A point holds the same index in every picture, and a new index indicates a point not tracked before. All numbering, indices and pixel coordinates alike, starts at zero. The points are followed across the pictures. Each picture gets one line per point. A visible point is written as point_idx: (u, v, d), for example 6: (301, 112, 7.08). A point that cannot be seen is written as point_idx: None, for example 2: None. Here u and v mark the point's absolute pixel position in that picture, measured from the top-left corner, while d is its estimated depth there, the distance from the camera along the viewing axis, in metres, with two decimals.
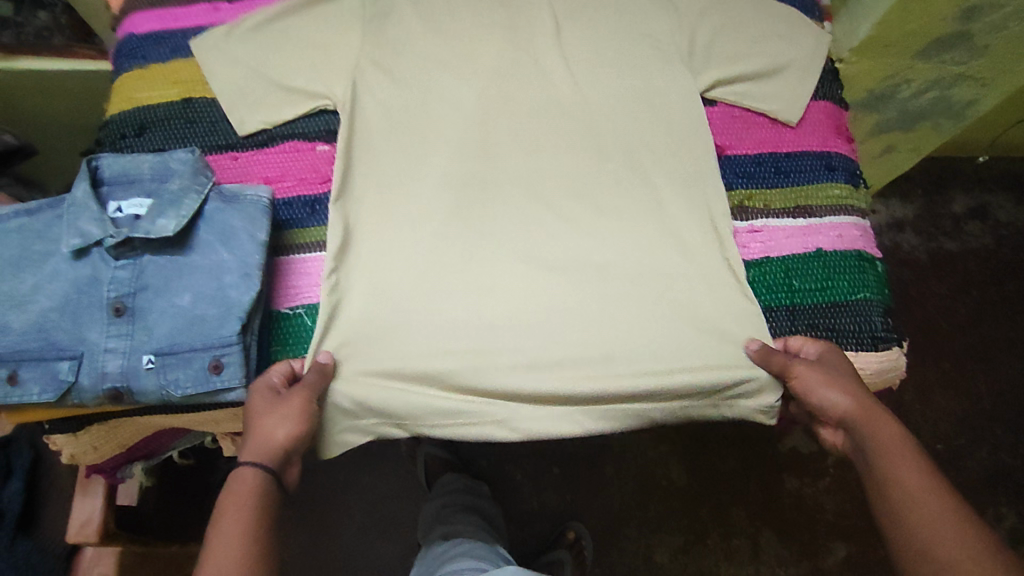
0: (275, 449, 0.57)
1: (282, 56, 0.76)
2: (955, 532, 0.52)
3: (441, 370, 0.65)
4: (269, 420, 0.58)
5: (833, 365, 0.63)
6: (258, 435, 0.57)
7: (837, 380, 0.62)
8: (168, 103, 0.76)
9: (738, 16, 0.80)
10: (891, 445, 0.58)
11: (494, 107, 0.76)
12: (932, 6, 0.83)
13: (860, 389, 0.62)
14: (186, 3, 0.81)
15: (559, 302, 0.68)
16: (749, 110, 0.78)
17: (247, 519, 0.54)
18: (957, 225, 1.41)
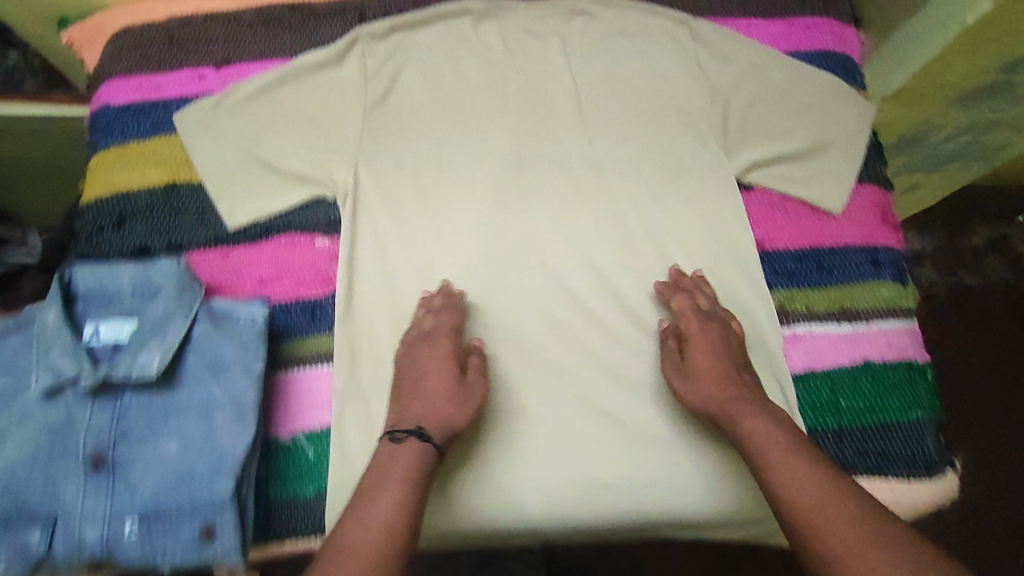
0: (439, 420, 0.54)
1: (277, 135, 0.69)
2: (805, 472, 0.48)
3: (481, 515, 0.59)
4: (439, 390, 0.56)
5: (699, 359, 0.58)
6: (423, 403, 0.55)
7: (699, 355, 0.58)
8: (151, 189, 0.69)
9: (774, 86, 0.73)
10: (759, 429, 0.52)
11: (510, 190, 0.70)
12: (972, 62, 0.75)
13: (722, 370, 0.57)
14: (166, 68, 0.72)
15: (592, 425, 0.62)
16: (790, 197, 0.70)
17: (409, 479, 0.49)
18: (979, 260, 1.30)
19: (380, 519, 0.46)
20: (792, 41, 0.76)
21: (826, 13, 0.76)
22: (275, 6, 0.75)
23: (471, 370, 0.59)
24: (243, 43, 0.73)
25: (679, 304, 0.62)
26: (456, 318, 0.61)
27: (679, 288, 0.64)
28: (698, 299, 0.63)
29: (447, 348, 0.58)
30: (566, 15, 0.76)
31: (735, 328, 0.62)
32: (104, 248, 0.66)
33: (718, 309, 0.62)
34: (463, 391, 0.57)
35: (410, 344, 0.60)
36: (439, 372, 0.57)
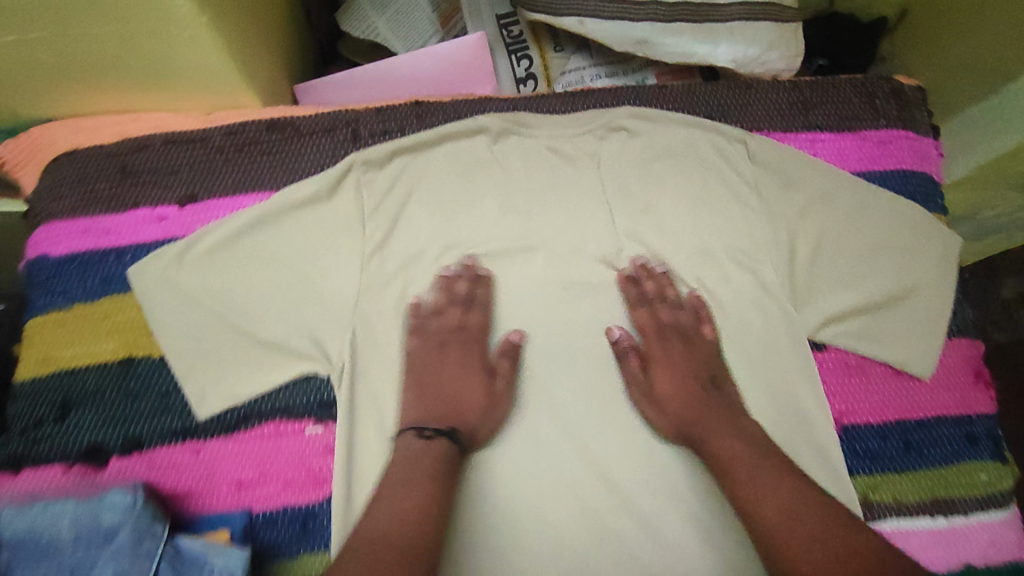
0: (458, 415, 0.56)
1: (264, 295, 0.58)
2: (770, 483, 0.50)
3: None
4: (467, 392, 0.57)
5: (666, 388, 0.58)
6: (449, 399, 0.57)
7: (655, 375, 0.59)
8: (102, 366, 0.56)
9: (847, 219, 0.62)
10: (729, 445, 0.53)
11: (542, 350, 0.60)
12: None
13: (684, 391, 0.57)
14: (118, 207, 0.59)
15: None
16: (868, 357, 0.60)
17: (423, 483, 0.50)
18: None
19: (403, 510, 0.47)
20: (863, 159, 0.64)
21: (901, 124, 0.65)
22: (249, 121, 0.62)
23: (499, 377, 0.58)
24: (212, 172, 0.60)
25: (638, 317, 0.61)
26: (479, 330, 0.60)
27: (643, 299, 0.61)
28: (660, 313, 0.61)
29: (473, 355, 0.59)
30: (598, 130, 0.64)
31: (707, 332, 0.60)
32: (43, 448, 0.54)
33: (682, 321, 0.60)
34: (482, 396, 0.57)
35: (423, 355, 0.58)
36: (458, 389, 0.57)
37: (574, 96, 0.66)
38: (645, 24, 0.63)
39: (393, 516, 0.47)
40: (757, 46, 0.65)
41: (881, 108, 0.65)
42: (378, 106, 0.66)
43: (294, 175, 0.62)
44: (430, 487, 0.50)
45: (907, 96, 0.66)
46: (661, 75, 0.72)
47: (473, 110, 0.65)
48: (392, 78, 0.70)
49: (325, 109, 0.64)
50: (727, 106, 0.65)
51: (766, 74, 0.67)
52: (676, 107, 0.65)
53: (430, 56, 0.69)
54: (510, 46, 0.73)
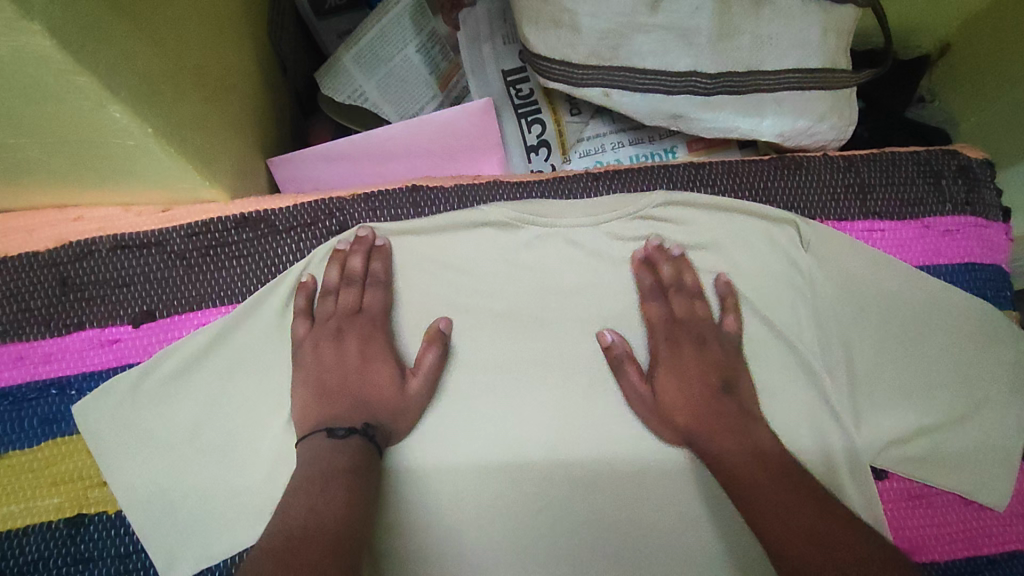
0: (369, 406, 0.49)
1: (240, 430, 0.50)
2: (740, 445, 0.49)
3: None
4: (373, 384, 0.50)
5: (669, 395, 0.51)
6: (349, 400, 0.49)
7: (660, 391, 0.52)
8: (42, 525, 0.47)
9: (906, 321, 0.56)
10: (730, 447, 0.49)
11: (565, 471, 0.52)
12: None
13: (694, 405, 0.51)
14: (57, 328, 0.50)
15: None
16: (940, 486, 0.53)
17: (318, 480, 0.44)
18: None
19: (308, 509, 0.42)
20: (927, 250, 0.58)
21: (969, 210, 0.59)
22: (214, 218, 0.52)
23: (417, 374, 0.51)
24: (172, 282, 0.52)
25: (649, 311, 0.54)
26: (380, 310, 0.52)
27: (658, 288, 0.55)
28: (676, 307, 0.54)
29: (378, 338, 0.52)
30: (623, 219, 0.56)
31: (728, 326, 0.54)
32: None
33: (699, 315, 0.54)
34: (395, 389, 0.50)
35: (316, 347, 0.51)
36: (365, 378, 0.50)
37: (596, 179, 0.57)
38: (682, 96, 0.56)
39: (299, 517, 0.41)
40: (806, 118, 0.57)
41: (947, 191, 0.59)
42: (366, 191, 0.56)
43: (271, 282, 0.53)
44: (318, 481, 0.44)
45: (975, 173, 0.59)
46: (692, 142, 0.64)
47: (474, 197, 0.56)
48: (385, 151, 0.60)
49: (305, 197, 0.54)
50: (775, 187, 0.57)
51: (815, 146, 0.60)
52: (716, 189, 0.57)
53: (428, 125, 0.59)
54: (520, 108, 0.64)
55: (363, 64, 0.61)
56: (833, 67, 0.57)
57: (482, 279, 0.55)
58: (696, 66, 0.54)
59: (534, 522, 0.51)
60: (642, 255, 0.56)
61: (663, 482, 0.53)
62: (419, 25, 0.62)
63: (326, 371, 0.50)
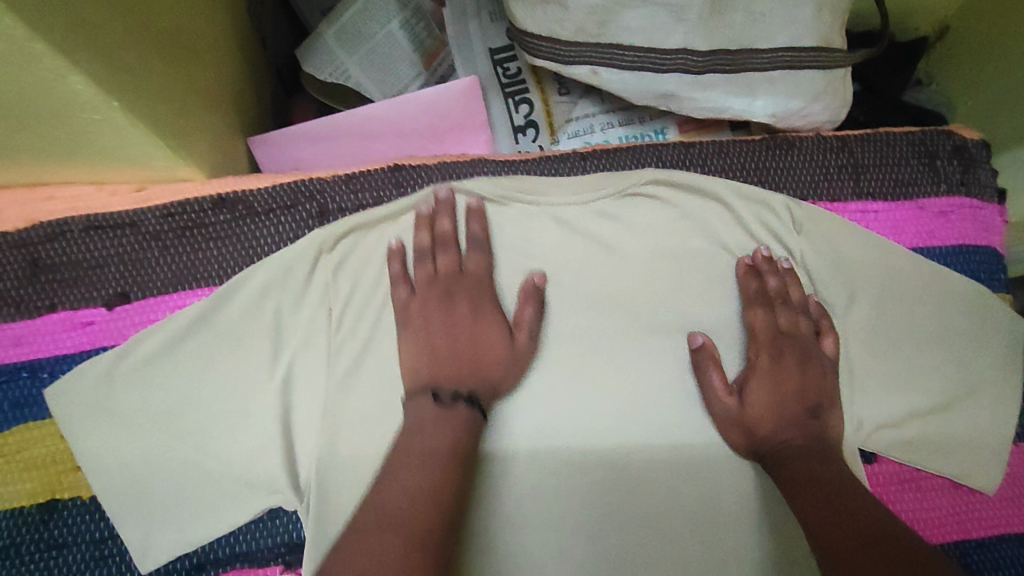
0: (485, 370, 0.49)
1: (215, 415, 0.49)
2: (828, 462, 0.47)
3: None
4: (478, 329, 0.49)
5: (757, 395, 0.50)
6: (429, 354, 0.49)
7: (747, 388, 0.51)
8: (14, 511, 0.46)
9: (900, 306, 0.55)
10: (808, 464, 0.47)
11: (552, 458, 0.51)
12: None
13: (781, 408, 0.50)
14: (28, 311, 0.49)
15: None
16: (929, 471, 0.52)
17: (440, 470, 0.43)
18: None
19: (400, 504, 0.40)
20: (921, 232, 0.57)
21: (964, 190, 0.58)
22: (191, 198, 0.51)
23: (522, 330, 0.51)
24: (147, 264, 0.50)
25: (754, 317, 0.52)
26: (483, 272, 0.52)
27: (764, 297, 0.53)
28: (780, 317, 0.52)
29: (487, 300, 0.51)
30: (611, 198, 0.55)
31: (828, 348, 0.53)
32: None
33: (804, 332, 0.52)
34: (505, 343, 0.50)
35: (422, 306, 0.50)
36: (473, 347, 0.49)
37: (585, 158, 0.56)
38: (672, 75, 0.54)
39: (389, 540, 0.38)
40: (799, 98, 0.56)
41: (941, 172, 0.58)
42: (349, 171, 0.54)
43: (250, 265, 0.51)
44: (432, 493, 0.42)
45: (970, 153, 0.59)
46: (683, 124, 0.63)
47: (460, 175, 0.55)
48: (369, 131, 0.59)
49: (285, 178, 0.53)
50: (766, 168, 0.56)
51: (808, 128, 0.58)
52: (705, 171, 0.56)
53: (413, 105, 0.58)
54: (507, 88, 0.62)
55: (346, 41, 0.59)
56: (829, 46, 0.55)
57: None
58: (686, 43, 0.53)
59: (521, 506, 0.50)
60: (636, 236, 0.55)
61: (655, 472, 0.52)
62: (403, 1, 0.60)
63: (431, 336, 0.49)
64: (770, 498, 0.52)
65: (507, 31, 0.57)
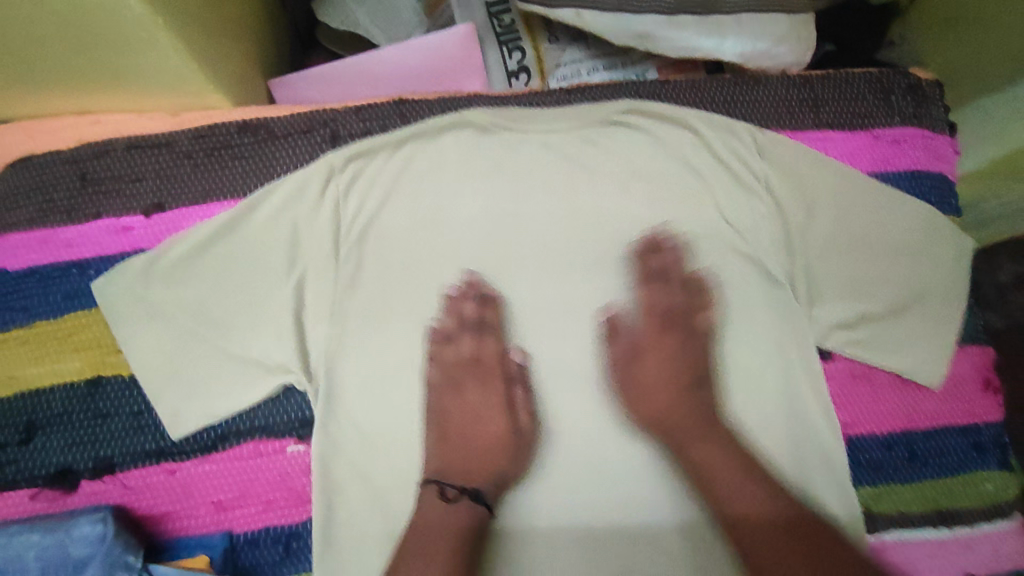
0: (485, 455, 0.54)
1: (238, 308, 0.55)
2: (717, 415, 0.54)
3: None
4: (490, 443, 0.54)
5: (661, 345, 0.57)
6: (405, 455, 0.54)
7: (662, 360, 0.56)
8: (65, 386, 0.53)
9: (857, 223, 0.60)
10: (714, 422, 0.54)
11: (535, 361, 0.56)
12: None
13: (672, 370, 0.56)
14: (78, 217, 0.56)
15: None
16: (878, 367, 0.58)
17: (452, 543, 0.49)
18: None
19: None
20: (876, 158, 0.62)
21: (916, 122, 0.63)
22: (219, 123, 0.58)
23: (523, 414, 0.55)
24: (179, 179, 0.57)
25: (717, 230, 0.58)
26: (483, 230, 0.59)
27: (651, 247, 0.59)
28: None
29: (495, 376, 0.57)
30: (593, 126, 0.61)
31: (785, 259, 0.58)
32: (10, 473, 0.52)
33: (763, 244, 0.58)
34: (423, 437, 0.55)
35: (446, 393, 0.56)
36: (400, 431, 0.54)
37: (569, 92, 0.63)
38: (648, 16, 0.60)
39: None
40: (766, 40, 0.61)
41: (896, 106, 0.63)
42: (357, 104, 0.61)
43: (268, 182, 0.58)
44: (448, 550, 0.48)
45: (924, 91, 0.63)
46: (661, 67, 0.68)
47: (457, 106, 0.61)
48: (375, 73, 0.66)
49: (300, 109, 0.60)
50: (732, 102, 0.62)
51: (774, 69, 0.63)
52: (678, 103, 0.62)
53: (414, 49, 0.64)
54: (501, 36, 0.68)
55: None
56: None
57: (468, 190, 0.59)
58: None
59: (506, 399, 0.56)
60: (614, 161, 0.60)
61: (628, 374, 0.56)
62: None
63: (436, 431, 0.55)
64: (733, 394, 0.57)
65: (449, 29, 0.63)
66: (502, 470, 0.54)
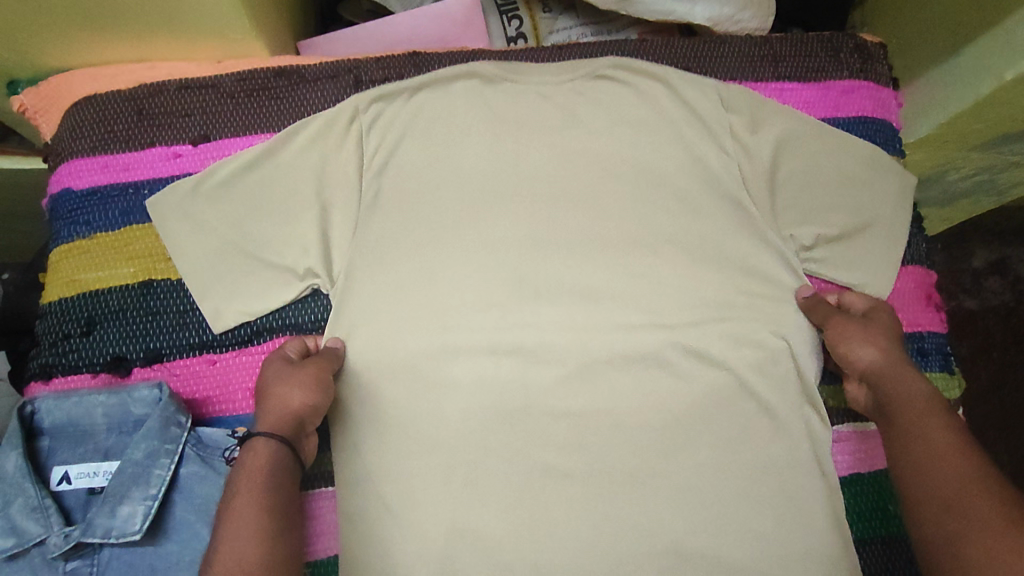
0: (281, 415, 0.53)
1: (268, 222, 0.62)
2: (862, 333, 0.59)
3: (486, 555, 0.56)
4: (275, 398, 0.54)
5: (876, 318, 0.61)
6: (269, 410, 0.53)
7: (868, 335, 0.59)
8: (121, 287, 0.62)
9: (817, 157, 0.67)
10: (863, 353, 0.59)
11: (529, 277, 0.63)
12: (997, 110, 0.70)
13: (649, 338, 0.63)
14: (135, 146, 0.65)
15: (583, 537, 0.57)
16: (830, 281, 0.68)
17: (258, 485, 0.48)
18: (1018, 292, 1.04)
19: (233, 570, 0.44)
20: (827, 106, 0.72)
21: (862, 76, 0.73)
22: (260, 68, 0.67)
23: (316, 374, 0.55)
24: (222, 114, 0.66)
25: (690, 162, 0.66)
26: (467, 197, 0.64)
27: (636, 184, 0.66)
28: (710, 163, 0.66)
29: (278, 360, 0.57)
30: (583, 77, 0.68)
31: (750, 188, 0.65)
32: (72, 359, 0.60)
33: (731, 178, 0.65)
34: (293, 385, 0.54)
35: (268, 371, 0.57)
36: (279, 392, 0.54)
37: (560, 50, 0.73)
38: None
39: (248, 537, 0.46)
40: (731, 6, 0.70)
41: (844, 62, 0.73)
42: (377, 55, 0.70)
43: (300, 118, 0.66)
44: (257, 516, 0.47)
45: (869, 50, 0.74)
46: (643, 32, 0.78)
47: (464, 58, 0.70)
48: (392, 36, 0.75)
49: (329, 58, 0.69)
50: (702, 58, 0.72)
51: (741, 32, 0.73)
52: (655, 58, 0.72)
53: (427, 14, 0.73)
54: (502, 7, 0.78)
55: None
56: None
57: (470, 128, 0.66)
58: None
59: (504, 307, 0.62)
60: (602, 104, 0.67)
61: (610, 288, 0.64)
62: None
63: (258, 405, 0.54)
64: (706, 305, 0.63)
65: (494, 54, 0.72)
66: (486, 475, 0.59)
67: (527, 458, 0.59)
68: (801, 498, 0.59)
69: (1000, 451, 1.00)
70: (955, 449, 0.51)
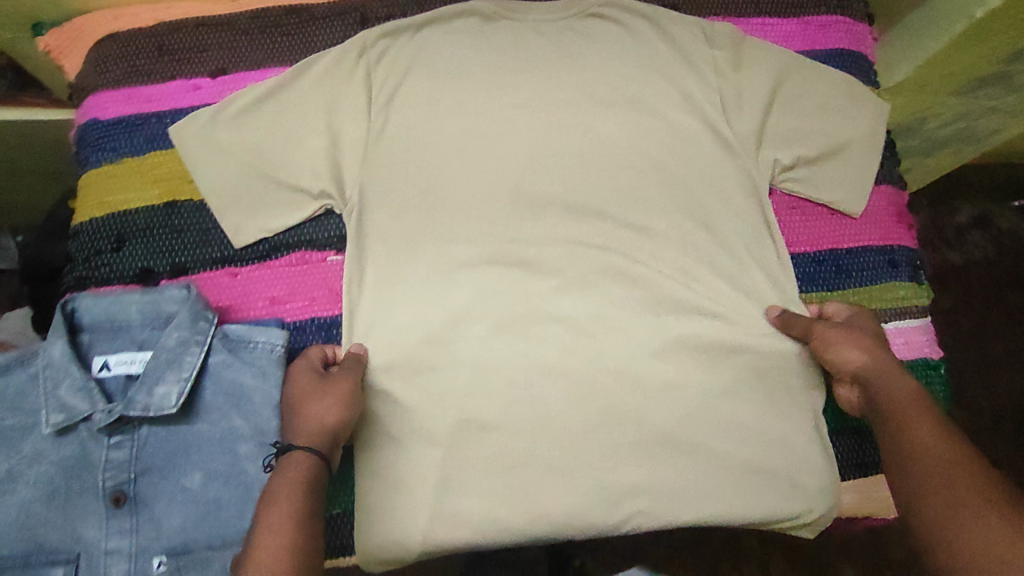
0: (320, 432, 0.54)
1: (283, 148, 0.66)
2: (850, 338, 0.61)
3: (487, 448, 0.62)
4: (311, 411, 0.55)
5: (860, 325, 0.64)
6: (305, 423, 0.54)
7: (854, 338, 0.61)
8: (148, 208, 0.67)
9: (797, 85, 0.72)
10: (853, 356, 0.60)
11: (527, 199, 0.68)
12: (969, 50, 0.75)
13: (638, 253, 0.67)
14: (157, 79, 0.69)
15: (575, 431, 0.62)
16: (807, 199, 0.73)
17: (295, 494, 0.50)
18: (997, 242, 1.09)
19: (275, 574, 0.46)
20: (807, 39, 0.76)
21: (839, 12, 0.77)
22: (273, 6, 0.72)
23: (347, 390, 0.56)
24: (239, 49, 0.70)
25: (677, 88, 0.70)
26: (470, 126, 0.69)
27: (628, 111, 0.70)
28: (697, 89, 0.70)
29: (306, 371, 0.58)
30: (578, 13, 0.73)
31: (734, 112, 0.70)
32: (104, 273, 0.65)
33: (716, 103, 0.70)
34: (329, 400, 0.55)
35: (298, 381, 0.57)
36: (317, 407, 0.55)
37: None
38: None
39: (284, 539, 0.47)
40: None
41: None
42: None
43: (312, 52, 0.71)
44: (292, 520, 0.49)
45: None
46: None
47: None
48: None
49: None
50: None
51: None
52: None
53: None
54: None
55: None
56: None
57: (472, 60, 0.70)
58: None
59: (503, 225, 0.67)
60: (596, 36, 0.72)
61: (602, 209, 0.68)
62: None
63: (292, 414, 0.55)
64: (693, 221, 0.68)
65: None
66: (489, 382, 0.63)
67: (525, 363, 0.64)
68: (777, 391, 0.64)
69: (979, 392, 1.04)
70: (943, 445, 0.52)
